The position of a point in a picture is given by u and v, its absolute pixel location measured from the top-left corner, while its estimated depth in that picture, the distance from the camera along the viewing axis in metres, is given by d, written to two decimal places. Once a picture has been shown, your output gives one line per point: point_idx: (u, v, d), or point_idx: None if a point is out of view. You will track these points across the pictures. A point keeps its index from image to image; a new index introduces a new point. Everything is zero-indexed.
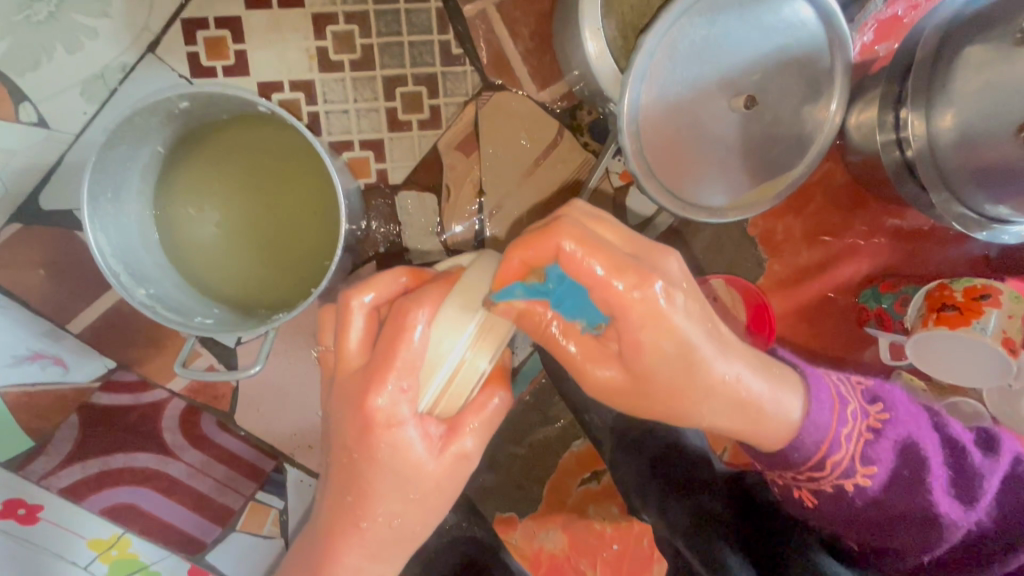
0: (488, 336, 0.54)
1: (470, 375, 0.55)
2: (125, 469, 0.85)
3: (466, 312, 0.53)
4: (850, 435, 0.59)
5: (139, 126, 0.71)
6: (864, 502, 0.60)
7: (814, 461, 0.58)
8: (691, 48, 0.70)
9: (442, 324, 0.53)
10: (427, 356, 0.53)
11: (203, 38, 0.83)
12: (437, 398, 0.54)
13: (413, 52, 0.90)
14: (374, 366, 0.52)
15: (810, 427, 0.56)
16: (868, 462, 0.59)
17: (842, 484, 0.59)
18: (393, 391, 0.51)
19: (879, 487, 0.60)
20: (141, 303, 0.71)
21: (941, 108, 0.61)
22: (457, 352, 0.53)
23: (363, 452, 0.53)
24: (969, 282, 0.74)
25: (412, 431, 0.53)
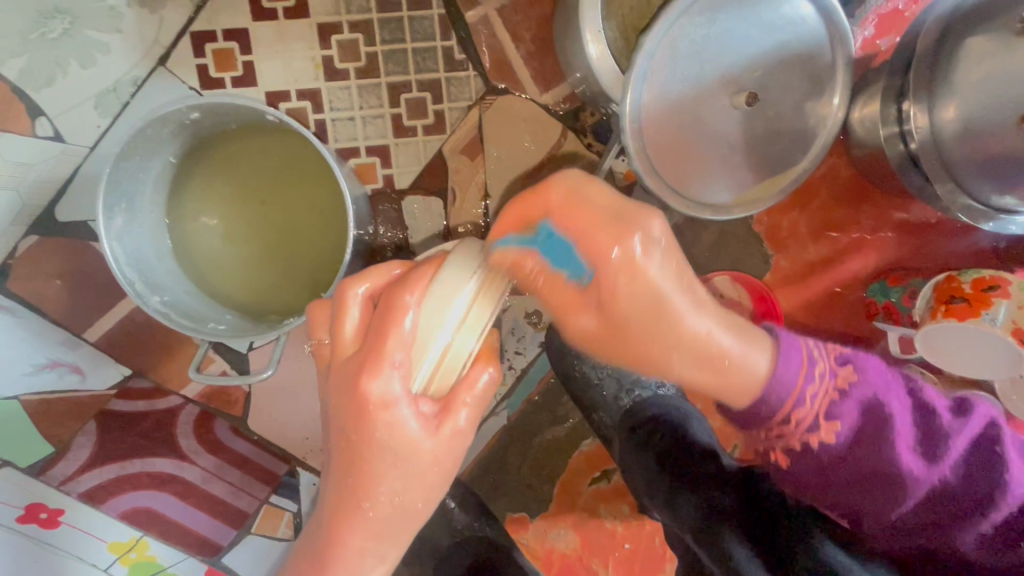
0: (477, 313, 0.52)
1: (460, 353, 0.52)
2: (141, 473, 0.85)
3: (453, 286, 0.51)
4: (816, 393, 0.57)
5: (151, 137, 0.73)
6: (828, 456, 0.58)
7: (780, 415, 0.57)
8: (691, 47, 0.70)
9: (429, 302, 0.51)
10: (416, 332, 0.51)
11: (212, 51, 0.86)
12: (430, 377, 0.52)
13: (417, 58, 0.92)
14: (367, 352, 0.51)
15: (775, 378, 0.56)
16: (831, 417, 0.57)
17: (807, 439, 0.58)
18: (384, 371, 0.50)
19: (843, 442, 0.57)
20: (156, 311, 0.73)
21: (944, 100, 0.61)
22: (447, 333, 0.51)
23: (364, 443, 0.52)
24: (978, 274, 0.73)
25: (405, 412, 0.51)
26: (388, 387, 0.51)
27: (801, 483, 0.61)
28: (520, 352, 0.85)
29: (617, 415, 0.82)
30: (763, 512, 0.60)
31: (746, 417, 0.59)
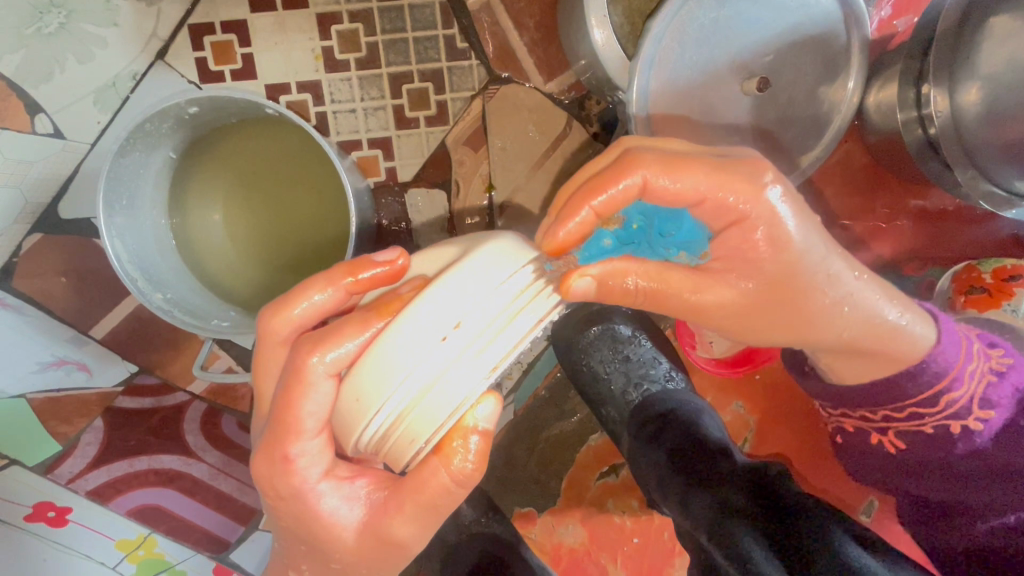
0: (459, 381, 0.43)
1: (452, 387, 0.43)
2: (148, 470, 0.85)
3: (412, 348, 0.42)
4: (974, 373, 0.61)
5: (151, 132, 0.72)
6: (965, 451, 0.63)
7: (931, 395, 0.60)
8: (700, 31, 0.68)
9: (367, 366, 0.44)
10: (325, 413, 0.49)
11: (210, 43, 0.85)
12: (394, 425, 0.44)
13: (418, 47, 0.90)
14: (277, 426, 0.49)
15: (942, 356, 0.59)
16: (987, 406, 0.61)
17: (951, 425, 0.62)
18: (292, 450, 0.50)
19: (987, 436, 0.62)
20: (159, 308, 0.72)
21: (966, 82, 0.58)
22: (440, 361, 0.42)
23: (277, 509, 0.53)
24: (999, 262, 0.72)
25: (330, 499, 0.51)
26: (295, 460, 0.50)
27: (915, 468, 0.66)
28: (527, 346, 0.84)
29: (625, 410, 0.80)
30: (768, 509, 0.58)
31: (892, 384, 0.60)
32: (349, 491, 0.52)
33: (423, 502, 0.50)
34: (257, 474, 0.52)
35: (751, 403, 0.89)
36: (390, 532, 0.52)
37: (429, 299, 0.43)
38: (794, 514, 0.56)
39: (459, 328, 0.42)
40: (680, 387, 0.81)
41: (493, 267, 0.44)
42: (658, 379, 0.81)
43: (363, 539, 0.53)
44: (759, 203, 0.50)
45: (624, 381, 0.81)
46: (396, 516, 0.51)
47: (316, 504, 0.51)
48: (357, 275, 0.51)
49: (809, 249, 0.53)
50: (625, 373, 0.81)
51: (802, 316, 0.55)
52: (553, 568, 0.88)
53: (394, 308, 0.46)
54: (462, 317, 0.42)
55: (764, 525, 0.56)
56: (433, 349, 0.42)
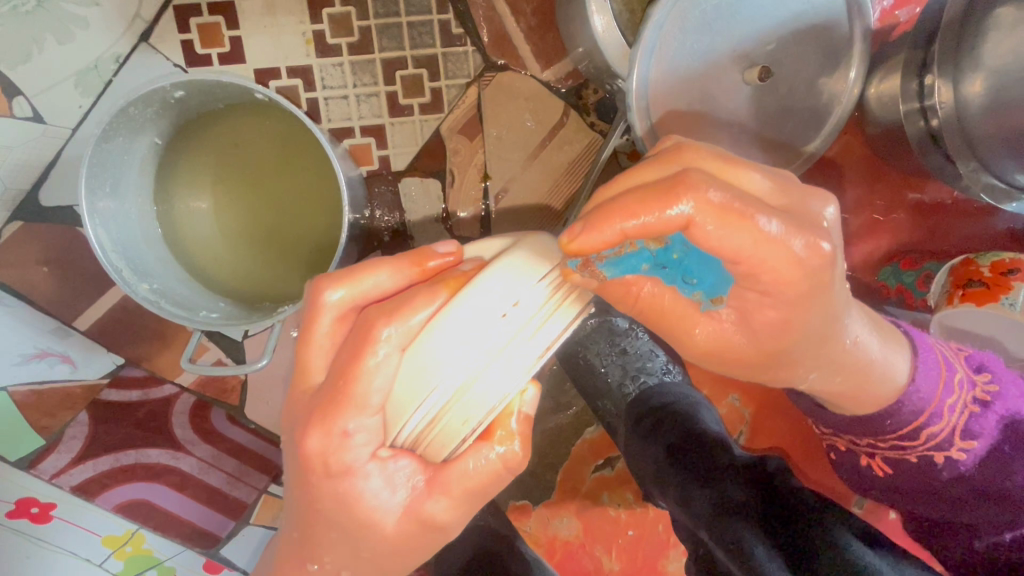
0: (515, 362, 0.45)
1: (508, 368, 0.45)
2: (137, 464, 0.84)
3: (475, 325, 0.44)
4: (954, 405, 0.61)
5: (135, 118, 0.69)
6: (950, 476, 0.62)
7: (908, 429, 0.60)
8: (702, 18, 0.67)
9: (435, 339, 0.43)
10: (389, 389, 0.45)
11: (196, 25, 0.82)
12: (451, 401, 0.45)
13: (412, 33, 0.88)
14: (328, 397, 0.46)
15: (913, 395, 0.59)
16: (967, 436, 0.61)
17: (931, 454, 0.62)
18: (350, 425, 0.45)
19: (969, 462, 0.62)
20: (145, 299, 0.70)
21: (970, 73, 0.57)
22: (499, 339, 0.44)
23: (317, 487, 0.48)
24: (997, 257, 0.71)
25: (372, 483, 0.47)
26: (347, 436, 0.46)
27: (900, 490, 0.67)
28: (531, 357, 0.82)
29: (621, 404, 0.80)
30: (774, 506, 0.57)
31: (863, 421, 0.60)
32: (390, 477, 0.47)
33: (472, 488, 0.49)
34: (303, 452, 0.47)
35: (745, 395, 0.89)
36: (427, 518, 0.50)
37: (492, 277, 0.44)
38: (797, 512, 0.55)
39: (519, 305, 0.44)
40: (677, 379, 0.80)
41: (546, 256, 0.47)
42: (655, 372, 0.80)
43: (403, 524, 0.50)
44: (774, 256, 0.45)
45: (621, 374, 0.81)
46: (432, 502, 0.49)
47: (360, 484, 0.47)
48: (422, 266, 0.51)
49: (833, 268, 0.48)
50: (622, 366, 0.81)
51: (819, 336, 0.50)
52: (548, 560, 0.88)
53: (461, 284, 0.46)
54: (518, 300, 0.45)
55: (767, 522, 0.56)
56: (495, 325, 0.44)
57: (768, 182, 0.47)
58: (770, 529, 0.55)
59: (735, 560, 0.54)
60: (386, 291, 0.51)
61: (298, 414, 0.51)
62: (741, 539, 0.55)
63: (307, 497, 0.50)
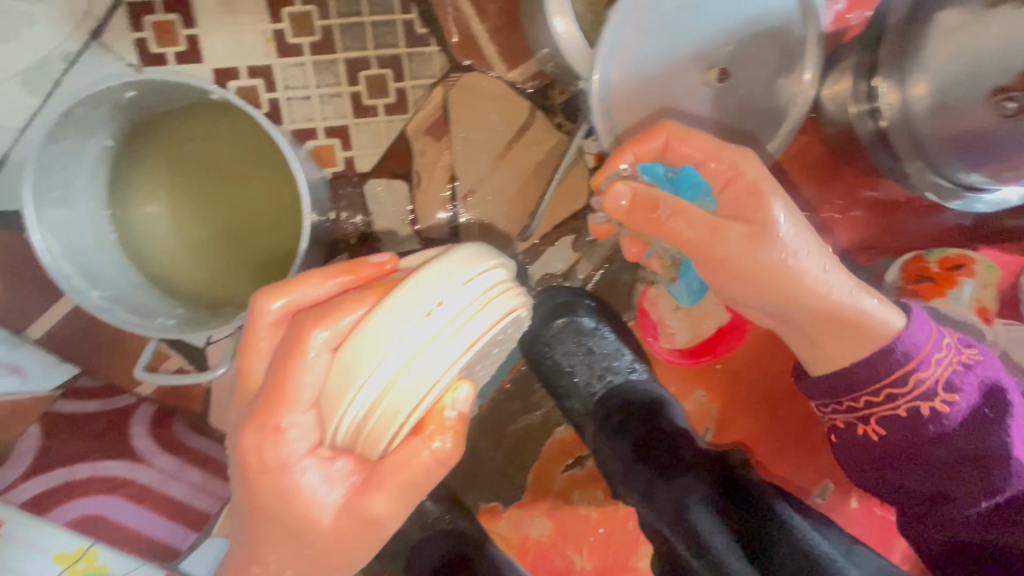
0: (440, 358, 0.45)
1: (435, 367, 0.45)
2: (92, 478, 0.79)
3: (400, 325, 0.44)
4: (940, 360, 0.61)
5: (84, 119, 0.67)
6: (938, 435, 0.61)
7: (896, 374, 0.60)
8: (661, 20, 0.67)
9: (360, 339, 0.44)
10: (321, 386, 0.46)
11: (151, 24, 0.80)
12: (378, 399, 0.45)
13: (375, 32, 0.87)
14: (265, 396, 0.46)
15: (908, 337, 0.60)
16: (951, 389, 0.60)
17: (918, 407, 0.61)
18: (284, 420, 0.46)
19: (957, 420, 0.61)
20: (98, 307, 0.67)
21: (914, 76, 0.59)
22: (422, 337, 0.44)
23: (258, 486, 0.48)
24: (944, 254, 0.75)
25: (310, 477, 0.48)
26: (281, 433, 0.47)
27: (887, 457, 0.64)
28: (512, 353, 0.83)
29: (590, 403, 0.80)
30: (737, 507, 0.58)
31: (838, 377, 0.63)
32: (329, 471, 0.48)
33: (407, 482, 0.48)
34: (241, 448, 0.48)
35: (712, 392, 0.91)
36: (364, 511, 0.49)
37: (418, 279, 0.45)
38: (758, 507, 0.57)
39: (442, 305, 0.44)
40: (643, 377, 0.80)
41: (473, 258, 0.47)
42: (621, 370, 0.81)
43: (342, 518, 0.49)
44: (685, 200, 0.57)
45: (588, 374, 0.81)
46: (369, 495, 0.48)
47: (299, 479, 0.48)
48: (357, 274, 0.51)
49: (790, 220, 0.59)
50: (588, 365, 0.81)
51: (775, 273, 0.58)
52: (519, 561, 0.88)
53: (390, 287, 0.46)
54: (442, 298, 0.45)
55: (730, 519, 0.57)
56: (416, 323, 0.44)
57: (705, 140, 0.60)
58: (732, 524, 0.56)
59: (694, 555, 0.55)
60: (320, 298, 0.51)
61: (243, 414, 0.50)
62: (701, 536, 0.55)
63: (267, 500, 0.49)
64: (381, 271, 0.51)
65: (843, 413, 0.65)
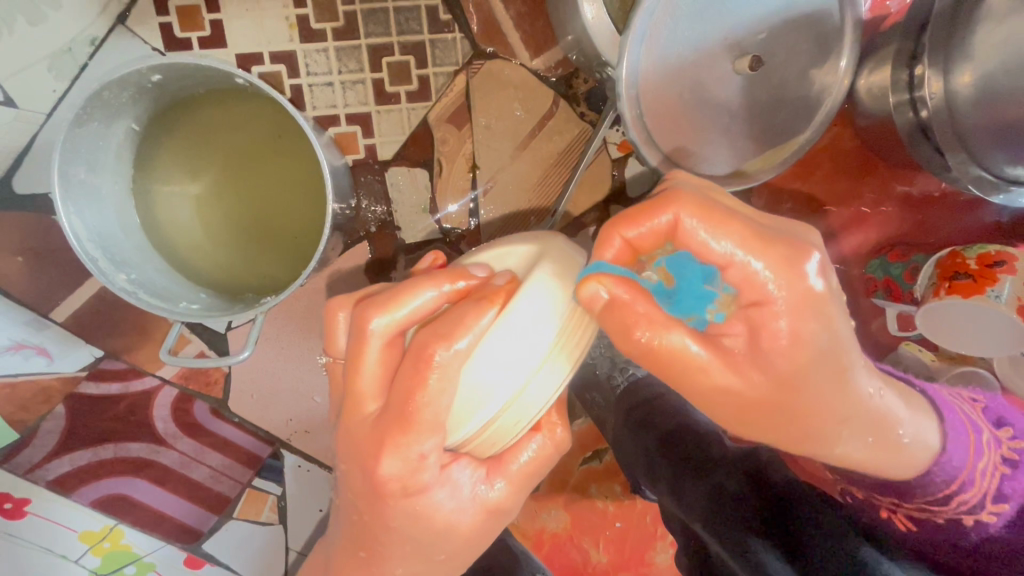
0: (565, 358, 0.49)
1: (563, 364, 0.49)
2: (115, 459, 0.83)
3: (533, 326, 0.48)
4: (986, 467, 0.54)
5: (110, 102, 0.67)
6: (977, 539, 0.54)
7: (941, 493, 0.53)
8: (693, 6, 0.66)
9: (496, 340, 0.48)
10: (455, 399, 0.47)
11: (176, 8, 0.80)
12: (508, 404, 0.48)
13: (399, 19, 0.86)
14: (396, 425, 0.46)
15: (947, 455, 0.52)
16: (999, 499, 0.53)
17: (959, 517, 0.54)
18: (421, 443, 0.47)
19: (999, 525, 0.53)
20: (123, 289, 0.68)
21: (961, 64, 0.57)
22: (555, 338, 0.48)
23: (393, 511, 0.49)
24: (984, 249, 0.71)
25: (441, 494, 0.49)
26: (425, 458, 0.47)
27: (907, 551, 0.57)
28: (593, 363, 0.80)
29: (612, 396, 0.79)
30: (768, 498, 0.56)
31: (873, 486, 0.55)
32: (455, 483, 0.49)
33: (530, 473, 0.52)
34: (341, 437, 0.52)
35: None
36: (490, 505, 0.51)
37: (540, 283, 0.48)
38: (790, 504, 0.55)
39: (568, 307, 0.49)
40: None
41: (569, 263, 0.51)
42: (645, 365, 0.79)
43: (477, 519, 0.52)
44: (710, 375, 0.46)
45: (610, 367, 0.80)
46: (495, 489, 0.51)
47: (435, 498, 0.49)
48: (456, 283, 0.50)
49: (792, 328, 0.46)
50: (610, 358, 0.79)
51: (801, 435, 0.49)
52: (535, 552, 0.88)
53: (505, 295, 0.49)
54: (562, 301, 0.49)
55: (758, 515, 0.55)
56: (549, 326, 0.48)
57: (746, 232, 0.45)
58: (763, 519, 0.55)
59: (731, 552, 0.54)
60: (421, 317, 0.49)
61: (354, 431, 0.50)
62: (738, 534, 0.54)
63: None
64: (493, 273, 0.53)
65: (866, 503, 0.59)
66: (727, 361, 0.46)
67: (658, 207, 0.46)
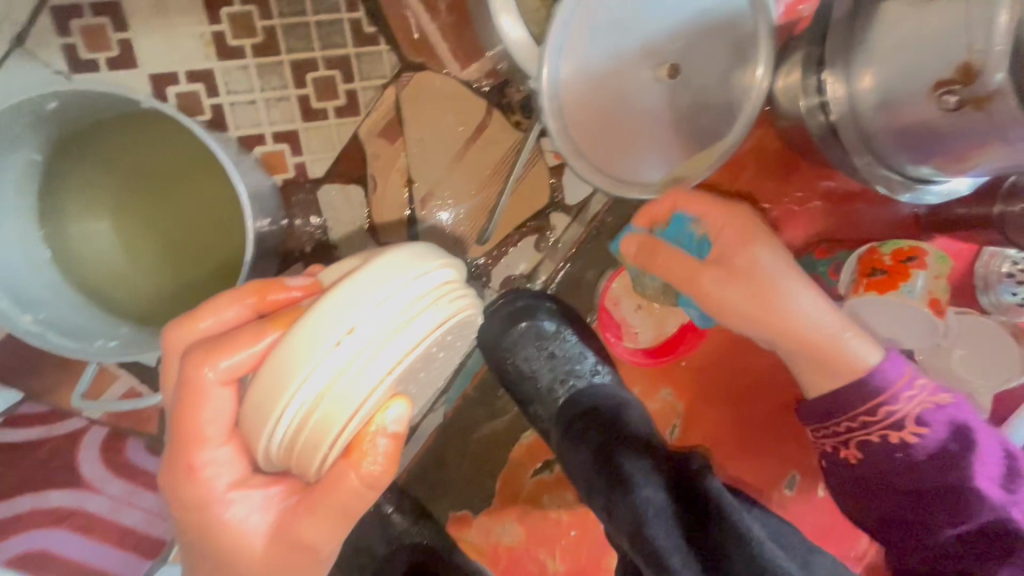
0: (360, 383, 0.43)
1: (352, 394, 0.43)
2: (35, 510, 0.76)
3: (306, 354, 0.42)
4: (912, 397, 0.71)
5: (5, 131, 0.63)
6: (923, 454, 0.71)
7: (868, 406, 0.70)
8: (609, 17, 0.66)
9: (267, 371, 0.43)
10: (227, 420, 0.48)
11: (78, 28, 0.76)
12: (292, 436, 0.44)
13: (322, 32, 0.84)
14: (184, 435, 0.48)
15: (886, 368, 0.70)
16: (921, 423, 0.71)
17: (888, 433, 0.71)
18: (200, 459, 0.48)
19: (925, 450, 0.71)
20: (30, 330, 0.63)
21: (861, 69, 0.59)
22: (331, 368, 0.43)
23: (187, 519, 0.50)
24: (897, 245, 0.74)
25: (237, 509, 0.50)
26: (203, 470, 0.48)
27: (861, 480, 0.76)
28: (534, 374, 0.82)
29: (553, 409, 0.81)
30: (699, 518, 0.59)
31: (829, 400, 0.71)
32: (251, 500, 0.50)
33: (335, 508, 0.48)
34: (165, 488, 0.50)
35: (678, 389, 0.92)
36: (293, 537, 0.50)
37: (326, 304, 0.43)
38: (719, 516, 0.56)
39: (353, 332, 0.42)
40: (606, 381, 0.80)
41: (390, 272, 0.44)
42: (584, 375, 0.81)
43: (274, 545, 0.51)
44: (719, 293, 0.70)
45: (551, 378, 0.82)
46: (300, 517, 0.49)
47: (224, 514, 0.50)
48: (265, 297, 0.51)
49: (773, 275, 0.70)
50: (550, 370, 0.82)
51: (760, 303, 0.69)
52: (491, 568, 0.87)
53: (290, 320, 0.45)
54: (345, 324, 0.42)
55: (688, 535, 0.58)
56: (322, 354, 0.42)
57: (720, 203, 0.74)
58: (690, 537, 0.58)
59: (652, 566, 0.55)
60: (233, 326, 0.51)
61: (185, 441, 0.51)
62: (656, 546, 0.56)
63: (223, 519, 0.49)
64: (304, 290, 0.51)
65: (828, 443, 0.76)
66: (738, 278, 0.70)
67: (662, 196, 0.75)
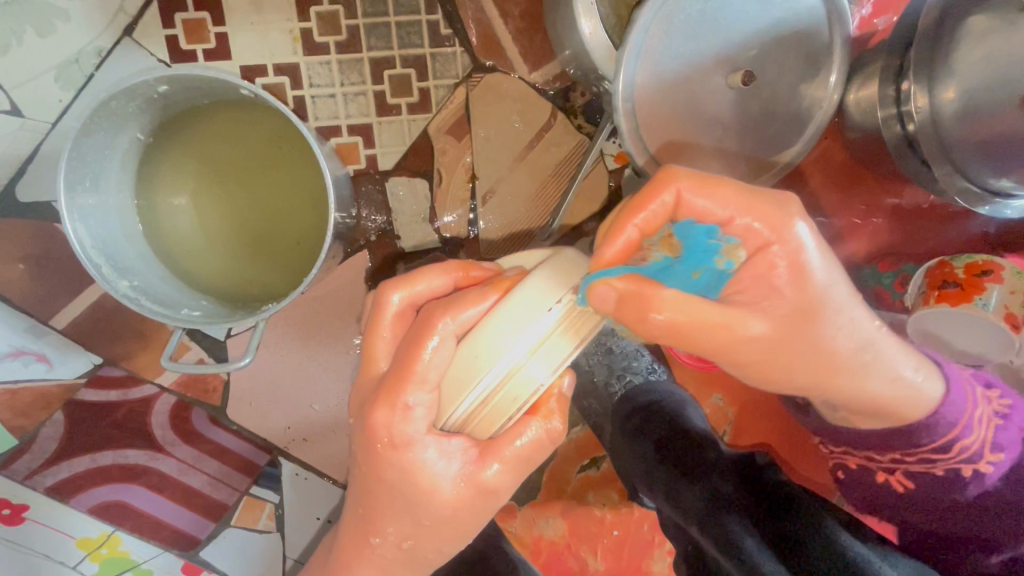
0: (552, 353, 0.50)
1: (551, 354, 0.50)
2: (114, 465, 0.84)
3: (526, 314, 0.49)
4: (982, 417, 0.62)
5: (117, 111, 0.68)
6: (974, 493, 0.61)
7: (944, 440, 0.61)
8: (687, 23, 0.68)
9: (491, 327, 0.49)
10: (446, 368, 0.50)
11: (181, 20, 0.81)
12: (498, 384, 0.49)
13: (401, 33, 0.88)
14: (392, 377, 0.50)
15: (949, 406, 0.60)
16: (996, 449, 0.61)
17: (960, 468, 0.61)
18: (410, 398, 0.50)
19: (994, 478, 0.62)
20: (126, 295, 0.68)
21: (944, 80, 0.59)
22: (545, 327, 0.49)
23: (385, 459, 0.51)
24: (971, 258, 0.73)
25: (428, 452, 0.50)
26: (409, 411, 0.50)
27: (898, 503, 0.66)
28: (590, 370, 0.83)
29: (609, 403, 0.81)
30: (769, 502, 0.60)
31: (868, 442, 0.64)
32: (447, 447, 0.50)
33: (522, 455, 0.53)
34: (370, 423, 0.51)
35: (729, 395, 0.92)
36: (483, 483, 0.51)
37: (535, 277, 0.50)
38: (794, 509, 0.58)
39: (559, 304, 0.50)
40: (662, 378, 0.81)
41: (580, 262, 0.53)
42: (640, 372, 0.81)
43: (461, 491, 0.52)
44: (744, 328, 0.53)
45: (607, 373, 0.82)
46: (486, 465, 0.51)
47: (420, 455, 0.50)
48: (467, 272, 0.58)
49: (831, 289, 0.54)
50: (608, 366, 0.81)
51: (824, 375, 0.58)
52: (533, 561, 0.88)
53: (508, 285, 0.51)
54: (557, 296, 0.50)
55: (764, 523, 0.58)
56: (541, 316, 0.49)
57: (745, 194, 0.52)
58: (758, 520, 0.58)
59: (729, 556, 0.57)
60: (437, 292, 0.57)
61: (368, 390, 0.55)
62: (733, 534, 0.57)
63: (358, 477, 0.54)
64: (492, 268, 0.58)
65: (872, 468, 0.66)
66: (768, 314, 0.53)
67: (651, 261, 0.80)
